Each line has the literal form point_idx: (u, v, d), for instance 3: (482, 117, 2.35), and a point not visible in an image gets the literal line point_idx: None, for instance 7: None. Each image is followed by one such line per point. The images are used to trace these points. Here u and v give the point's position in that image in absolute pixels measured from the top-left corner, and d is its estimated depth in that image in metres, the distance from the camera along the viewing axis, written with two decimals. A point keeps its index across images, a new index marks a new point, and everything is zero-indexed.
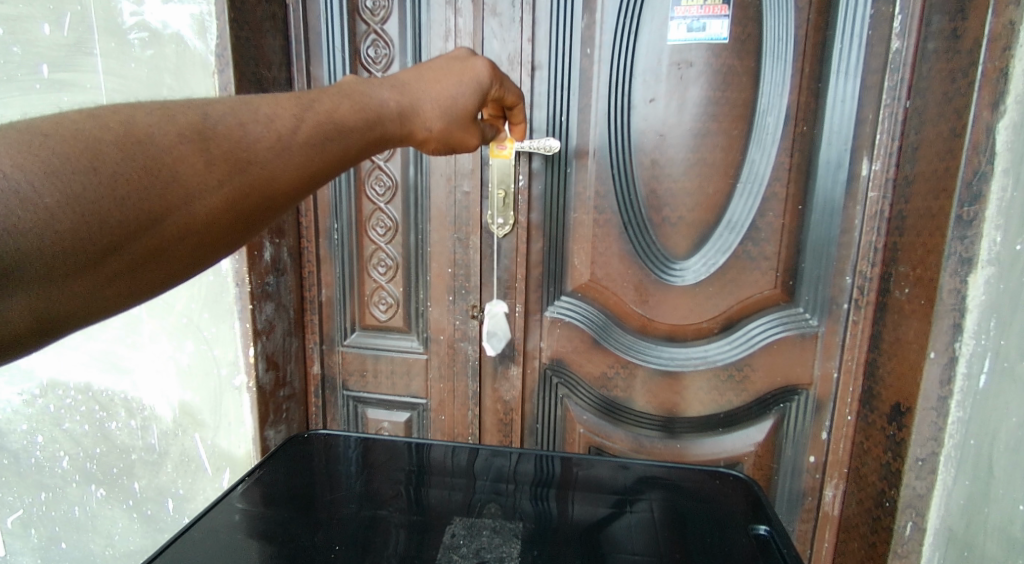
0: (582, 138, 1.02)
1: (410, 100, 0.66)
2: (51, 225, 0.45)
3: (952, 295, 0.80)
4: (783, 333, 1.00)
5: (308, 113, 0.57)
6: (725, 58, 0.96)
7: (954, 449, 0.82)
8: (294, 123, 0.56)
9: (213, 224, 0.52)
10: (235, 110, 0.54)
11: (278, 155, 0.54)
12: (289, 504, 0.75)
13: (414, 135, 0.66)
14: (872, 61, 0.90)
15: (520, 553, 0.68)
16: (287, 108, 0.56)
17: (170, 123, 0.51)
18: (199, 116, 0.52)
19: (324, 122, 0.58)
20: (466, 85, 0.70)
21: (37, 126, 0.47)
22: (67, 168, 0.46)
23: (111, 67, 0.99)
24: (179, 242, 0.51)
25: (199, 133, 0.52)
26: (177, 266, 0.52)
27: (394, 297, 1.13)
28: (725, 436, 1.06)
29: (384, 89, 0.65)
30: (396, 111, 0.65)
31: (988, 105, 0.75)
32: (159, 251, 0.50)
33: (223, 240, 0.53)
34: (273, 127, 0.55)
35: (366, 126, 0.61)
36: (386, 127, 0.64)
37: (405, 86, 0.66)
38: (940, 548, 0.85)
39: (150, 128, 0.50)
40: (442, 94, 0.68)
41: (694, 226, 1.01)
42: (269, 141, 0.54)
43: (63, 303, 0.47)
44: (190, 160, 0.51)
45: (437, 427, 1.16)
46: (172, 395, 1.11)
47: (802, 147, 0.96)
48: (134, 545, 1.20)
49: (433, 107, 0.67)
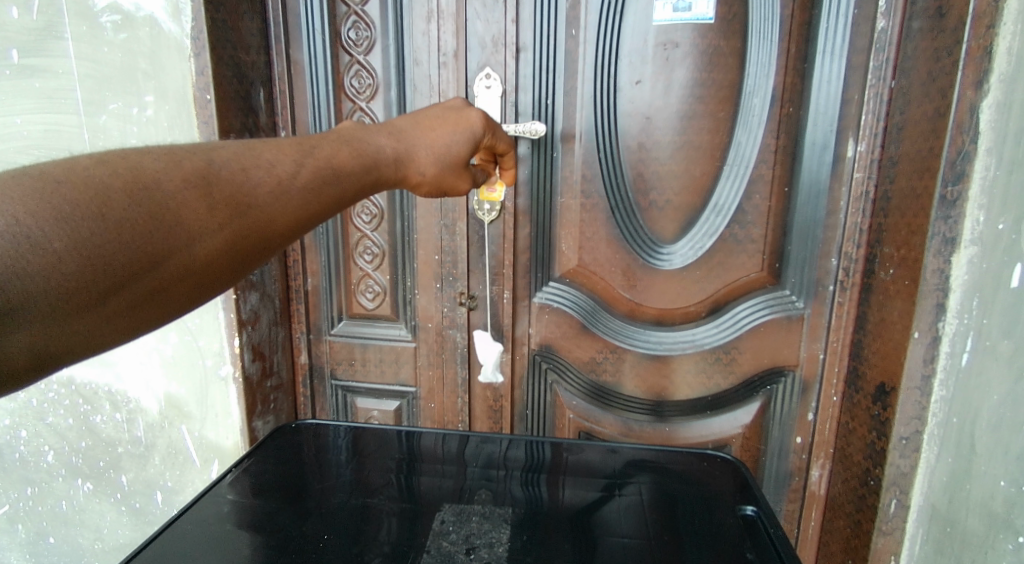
0: (567, 122, 1.01)
1: (406, 147, 0.71)
2: (57, 268, 0.46)
3: (936, 275, 0.80)
4: (769, 316, 1.01)
5: (308, 159, 0.61)
6: (711, 39, 0.95)
7: (936, 428, 0.83)
8: (294, 168, 0.59)
9: (212, 265, 0.54)
10: (237, 155, 0.57)
11: (277, 199, 0.57)
12: (279, 494, 0.74)
13: (407, 179, 0.72)
14: (857, 41, 0.90)
15: (510, 538, 0.68)
16: (288, 154, 0.59)
17: (176, 169, 0.53)
18: (204, 162, 0.55)
19: (323, 167, 0.62)
20: (460, 134, 0.75)
21: (49, 172, 0.49)
22: (75, 214, 0.47)
23: (83, 51, 0.96)
24: (179, 282, 0.52)
25: (203, 178, 0.54)
26: (174, 305, 0.53)
27: (381, 285, 1.12)
28: (713, 419, 1.07)
29: (382, 136, 0.70)
30: (392, 157, 0.69)
31: (971, 84, 0.75)
32: (159, 292, 0.51)
33: (219, 279, 0.55)
34: (273, 172, 0.58)
35: (363, 170, 0.66)
36: (382, 172, 0.68)
37: (402, 134, 0.71)
38: (923, 525, 0.86)
39: (157, 173, 0.52)
40: (437, 141, 0.73)
41: (682, 210, 1.01)
42: (270, 186, 0.57)
43: (61, 340, 0.48)
44: (193, 205, 0.52)
45: (427, 415, 1.16)
46: (157, 387, 1.09)
47: (788, 128, 0.96)
48: (123, 539, 1.18)
49: (427, 154, 0.72)
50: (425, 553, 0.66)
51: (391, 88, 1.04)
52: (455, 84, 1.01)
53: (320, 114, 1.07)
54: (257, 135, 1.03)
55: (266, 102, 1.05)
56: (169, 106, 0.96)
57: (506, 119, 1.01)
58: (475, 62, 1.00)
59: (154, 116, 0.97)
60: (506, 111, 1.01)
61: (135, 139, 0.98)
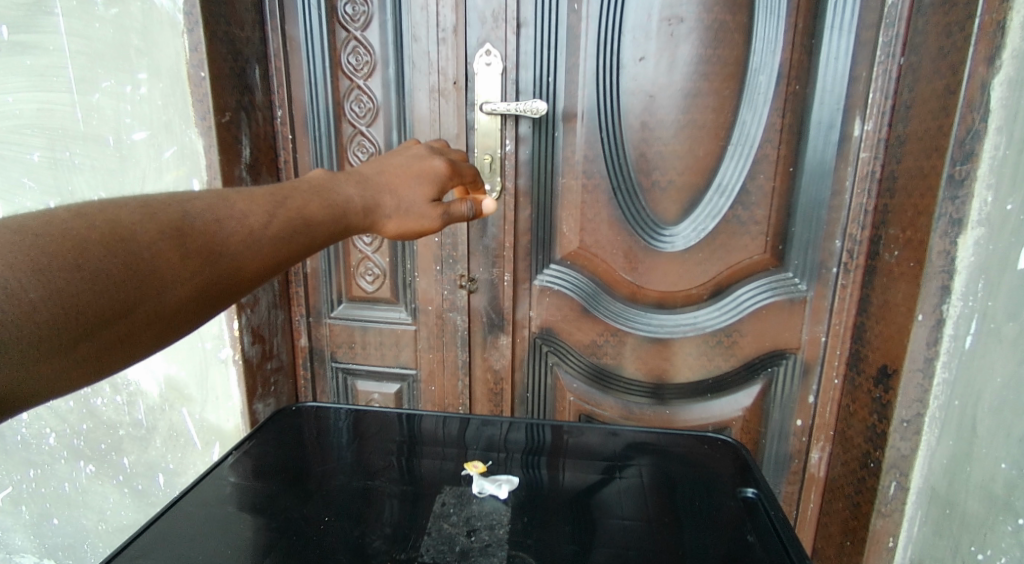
0: (569, 100, 0.99)
1: (373, 194, 0.66)
2: (30, 317, 0.43)
3: (941, 257, 0.80)
4: (771, 298, 1.00)
5: (280, 210, 0.57)
6: (717, 14, 0.93)
7: (938, 411, 0.83)
8: (267, 218, 0.56)
9: (182, 312, 0.50)
10: (211, 206, 0.54)
11: (250, 248, 0.54)
12: (279, 476, 0.74)
13: (379, 226, 0.67)
14: (866, 17, 0.88)
15: (510, 521, 0.68)
16: (260, 205, 0.56)
17: (151, 220, 0.50)
18: (178, 213, 0.52)
19: (294, 218, 0.58)
20: (426, 180, 0.70)
21: (25, 224, 0.45)
22: (51, 265, 0.45)
23: (74, 28, 0.95)
24: (149, 328, 0.49)
25: (177, 229, 0.51)
26: (145, 351, 0.49)
27: (380, 268, 1.11)
28: (714, 401, 1.06)
29: (349, 184, 0.65)
30: (361, 205, 0.65)
31: (983, 61, 0.74)
32: (128, 338, 0.48)
33: (191, 326, 0.52)
34: (246, 222, 0.54)
35: (333, 220, 0.62)
36: (351, 220, 0.64)
37: (369, 181, 0.67)
38: (922, 507, 0.86)
39: (133, 225, 0.49)
40: (403, 189, 0.68)
41: (684, 191, 1.00)
42: (243, 235, 0.54)
43: (25, 386, 0.44)
44: (168, 256, 0.50)
45: (427, 398, 1.16)
46: (157, 370, 1.09)
47: (794, 107, 0.94)
48: (126, 520, 1.18)
49: (393, 200, 0.67)
50: (427, 535, 0.66)
51: (389, 65, 1.03)
52: (454, 62, 1.00)
53: (317, 92, 1.05)
54: (254, 114, 1.02)
55: (262, 80, 1.03)
56: (163, 83, 0.95)
57: (506, 96, 0.99)
58: (475, 38, 0.98)
59: (148, 95, 0.96)
60: (507, 89, 0.99)
61: (129, 117, 0.96)
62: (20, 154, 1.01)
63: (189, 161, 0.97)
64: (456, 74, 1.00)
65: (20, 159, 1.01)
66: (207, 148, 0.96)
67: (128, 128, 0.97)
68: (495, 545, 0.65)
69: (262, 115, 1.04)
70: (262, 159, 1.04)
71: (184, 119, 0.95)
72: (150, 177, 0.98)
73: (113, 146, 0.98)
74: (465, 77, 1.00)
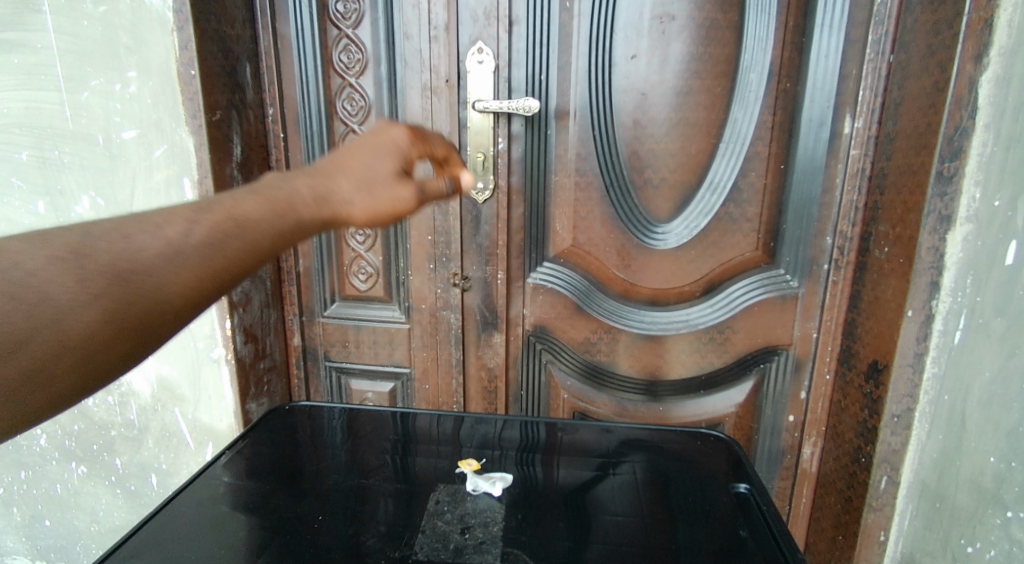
0: (561, 98, 0.99)
1: (322, 182, 0.53)
2: None
3: (930, 253, 0.80)
4: (763, 295, 1.00)
5: (201, 216, 0.45)
6: (708, 12, 0.94)
7: (928, 406, 0.84)
8: (186, 226, 0.45)
9: (99, 345, 0.41)
10: (125, 219, 0.44)
11: (167, 263, 0.43)
12: (273, 476, 0.74)
13: (336, 222, 0.52)
14: (856, 14, 0.89)
15: (504, 518, 0.68)
16: (177, 212, 0.45)
17: (44, 242, 0.41)
18: (80, 231, 0.42)
19: (221, 223, 0.46)
20: (385, 154, 0.56)
21: None
22: None
23: (62, 26, 0.94)
24: (53, 367, 0.40)
25: (75, 249, 0.41)
26: (57, 395, 0.41)
27: (373, 266, 1.11)
28: (707, 397, 1.07)
29: (292, 179, 0.52)
30: (306, 197, 0.51)
31: (971, 58, 0.75)
32: (33, 380, 0.40)
33: (114, 362, 0.42)
34: (160, 232, 0.43)
35: (283, 223, 0.49)
36: (297, 216, 0.50)
37: (315, 170, 0.54)
38: (913, 501, 0.87)
39: (19, 250, 0.40)
40: (358, 170, 0.55)
41: (676, 188, 1.00)
42: (157, 249, 0.43)
43: None
44: (62, 280, 0.40)
45: (421, 396, 1.16)
46: (149, 370, 1.08)
47: (785, 105, 0.95)
48: (119, 521, 1.18)
49: (349, 185, 0.54)
50: (420, 533, 0.66)
51: (381, 63, 1.03)
52: (446, 59, 1.00)
53: (309, 91, 1.05)
54: (245, 112, 1.01)
55: (253, 78, 1.03)
56: (153, 82, 0.94)
57: (499, 94, 1.00)
58: (467, 35, 0.98)
59: (138, 93, 0.95)
60: (499, 87, 0.99)
61: (119, 116, 0.96)
62: (8, 153, 1.00)
63: (180, 159, 0.96)
64: (448, 72, 1.00)
65: (8, 158, 1.00)
66: (198, 147, 0.95)
67: (118, 126, 0.96)
68: (489, 543, 0.65)
69: (253, 113, 1.03)
70: (253, 157, 1.04)
71: (175, 117, 0.95)
72: (140, 175, 0.98)
73: (103, 144, 0.97)
74: (457, 75, 1.00)
